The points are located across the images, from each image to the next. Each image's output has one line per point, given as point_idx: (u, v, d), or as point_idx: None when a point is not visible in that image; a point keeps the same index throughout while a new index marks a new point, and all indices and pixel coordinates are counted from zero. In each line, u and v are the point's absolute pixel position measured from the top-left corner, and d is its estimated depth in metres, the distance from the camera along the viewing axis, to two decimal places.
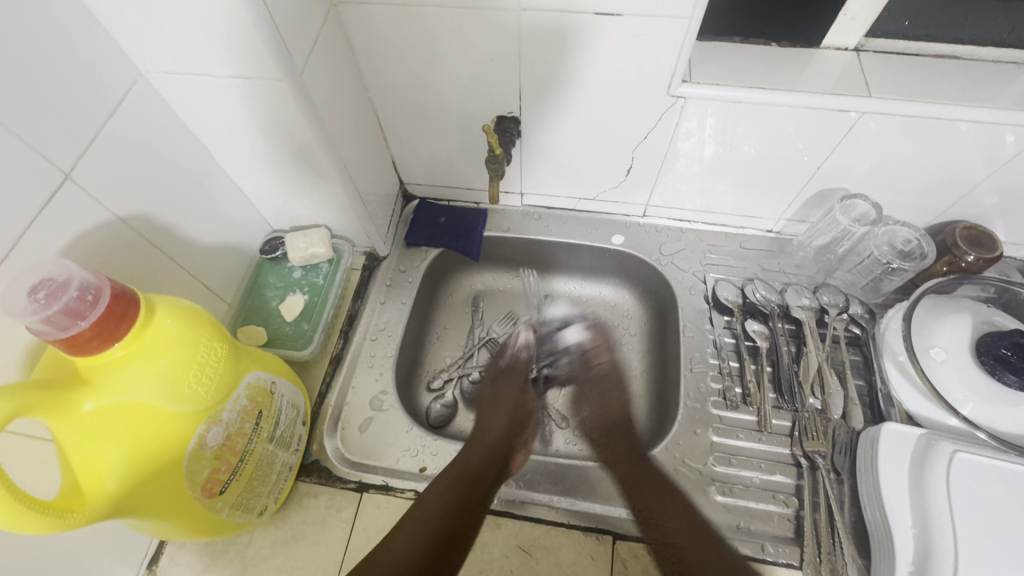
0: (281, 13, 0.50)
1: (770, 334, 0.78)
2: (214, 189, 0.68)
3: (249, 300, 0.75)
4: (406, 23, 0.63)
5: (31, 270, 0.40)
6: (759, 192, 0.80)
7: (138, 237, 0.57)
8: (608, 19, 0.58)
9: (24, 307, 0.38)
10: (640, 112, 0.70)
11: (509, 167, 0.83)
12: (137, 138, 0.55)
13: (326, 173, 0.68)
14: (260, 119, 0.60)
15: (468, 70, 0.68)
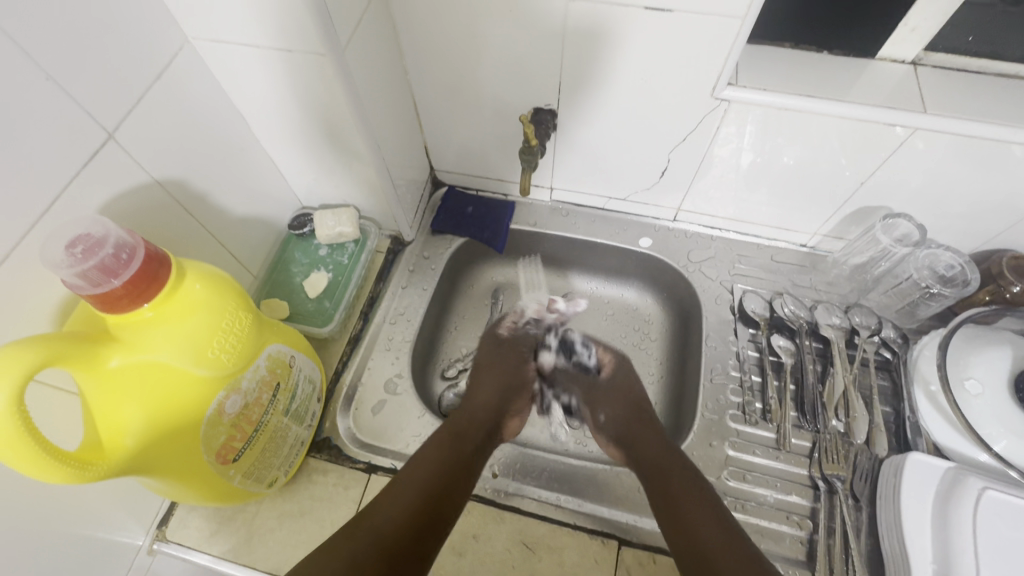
0: None
1: (795, 350, 0.76)
2: (249, 160, 0.68)
3: (274, 273, 0.75)
4: (451, 6, 0.62)
5: (72, 226, 0.41)
6: (797, 205, 0.78)
7: (173, 203, 0.57)
8: (657, 14, 0.57)
9: (61, 261, 0.39)
10: (682, 112, 0.68)
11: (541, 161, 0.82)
12: (180, 104, 0.56)
13: (359, 153, 0.68)
14: (300, 93, 0.60)
15: (509, 58, 0.67)
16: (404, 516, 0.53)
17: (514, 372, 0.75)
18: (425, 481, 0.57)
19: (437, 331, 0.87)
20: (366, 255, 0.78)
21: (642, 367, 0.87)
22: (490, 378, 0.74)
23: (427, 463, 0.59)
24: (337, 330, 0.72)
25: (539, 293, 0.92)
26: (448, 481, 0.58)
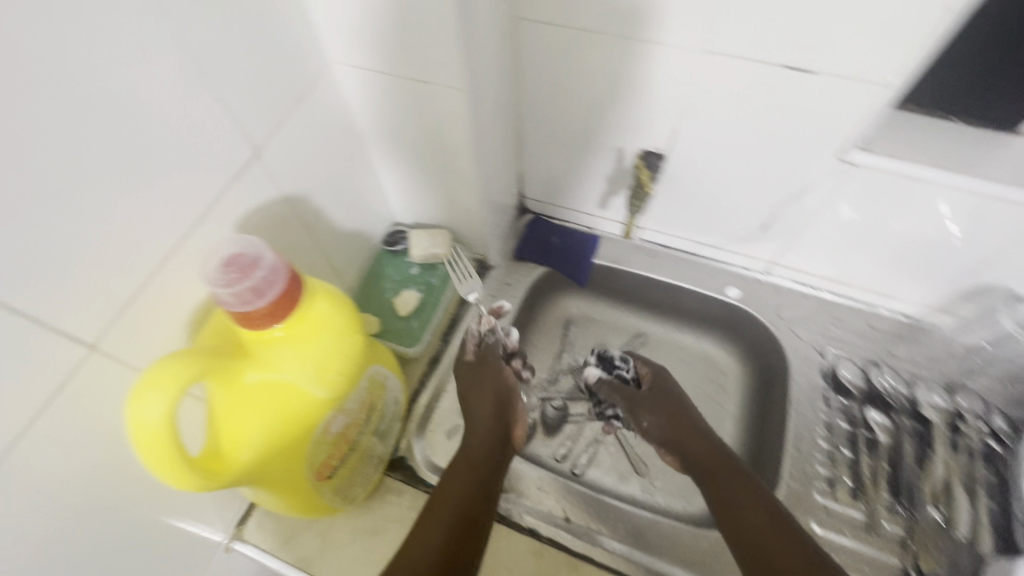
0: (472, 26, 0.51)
1: (892, 427, 0.72)
2: (359, 178, 0.70)
3: (365, 286, 0.76)
4: (577, 47, 0.62)
5: (230, 245, 0.42)
6: (904, 273, 0.74)
7: (293, 218, 0.59)
8: (796, 73, 0.55)
9: (218, 278, 0.41)
10: (799, 170, 0.66)
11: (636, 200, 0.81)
12: (313, 124, 0.58)
13: (465, 180, 0.68)
14: (423, 120, 0.61)
15: (625, 101, 0.67)
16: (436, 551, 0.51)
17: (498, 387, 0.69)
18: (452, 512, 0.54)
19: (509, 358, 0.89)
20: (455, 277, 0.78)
21: (717, 420, 0.84)
22: (484, 401, 0.67)
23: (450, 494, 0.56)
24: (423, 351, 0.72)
25: (611, 332, 0.92)
26: (476, 516, 0.55)
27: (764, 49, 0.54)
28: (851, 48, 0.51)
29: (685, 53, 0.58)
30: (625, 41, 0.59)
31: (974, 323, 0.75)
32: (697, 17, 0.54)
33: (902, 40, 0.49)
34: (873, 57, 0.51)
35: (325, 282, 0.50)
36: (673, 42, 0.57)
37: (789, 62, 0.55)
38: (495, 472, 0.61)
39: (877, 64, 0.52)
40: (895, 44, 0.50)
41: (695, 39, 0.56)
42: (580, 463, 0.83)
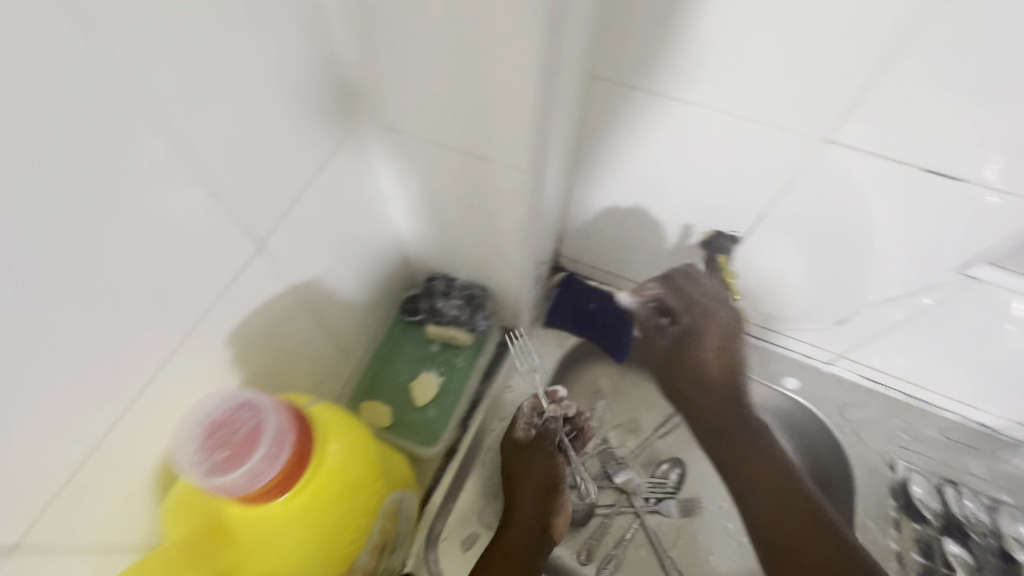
0: (555, 101, 0.39)
1: (974, 567, 0.63)
2: (378, 244, 0.58)
3: (377, 367, 0.64)
4: (658, 116, 0.51)
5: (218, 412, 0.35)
6: (996, 387, 0.65)
7: (296, 305, 0.48)
8: (935, 177, 0.46)
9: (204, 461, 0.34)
10: (898, 272, 0.56)
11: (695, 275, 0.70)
12: (332, 195, 0.46)
13: (508, 259, 0.58)
14: (467, 195, 0.49)
15: (708, 178, 0.56)
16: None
17: (548, 470, 0.64)
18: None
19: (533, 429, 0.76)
20: (483, 358, 0.66)
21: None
22: (531, 492, 0.63)
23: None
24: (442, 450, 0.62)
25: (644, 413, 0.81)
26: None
27: (902, 147, 0.45)
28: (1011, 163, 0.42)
29: (800, 140, 0.48)
30: (725, 117, 0.49)
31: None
32: (825, 104, 0.44)
33: None
34: None
35: (330, 404, 0.44)
36: (787, 127, 0.47)
37: (930, 164, 0.45)
38: (535, 556, 0.59)
39: None
40: None
41: (821, 127, 0.46)
42: (607, 568, 0.73)
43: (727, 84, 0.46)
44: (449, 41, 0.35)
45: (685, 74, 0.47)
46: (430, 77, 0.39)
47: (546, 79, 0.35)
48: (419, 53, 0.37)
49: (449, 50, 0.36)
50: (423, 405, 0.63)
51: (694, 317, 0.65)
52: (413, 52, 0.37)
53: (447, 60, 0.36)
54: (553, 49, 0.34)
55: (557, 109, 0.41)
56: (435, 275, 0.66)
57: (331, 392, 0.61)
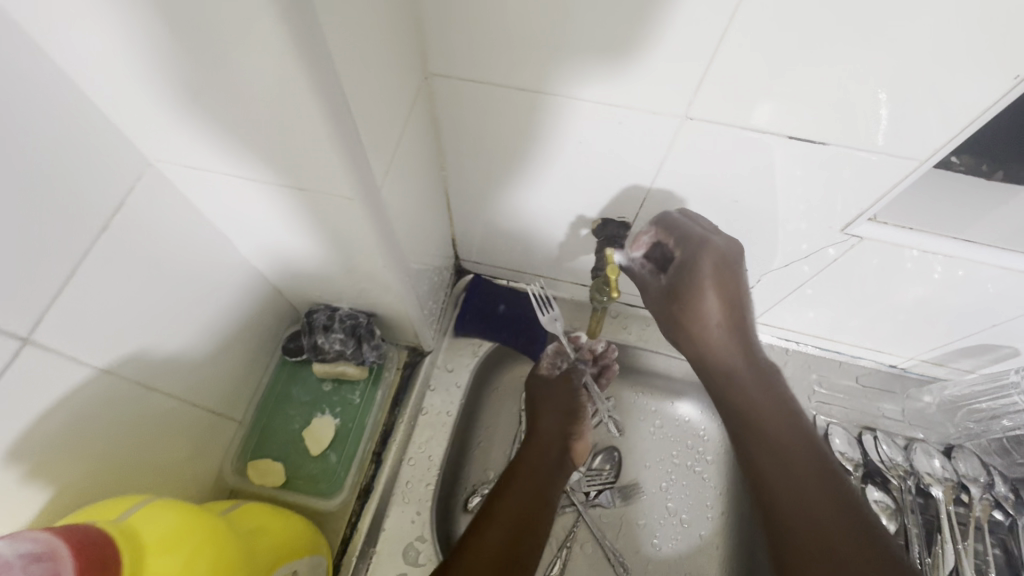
0: (371, 111, 0.35)
1: (896, 508, 0.64)
2: (234, 289, 0.51)
3: (267, 418, 0.61)
4: (514, 108, 0.48)
5: None
6: (897, 332, 0.66)
7: (129, 384, 0.41)
8: (804, 144, 0.45)
9: None
10: (802, 222, 0.54)
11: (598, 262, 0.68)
12: (144, 252, 0.39)
13: (383, 281, 0.53)
14: (310, 227, 0.44)
15: (582, 163, 0.53)
16: (501, 551, 0.50)
17: (569, 395, 0.67)
18: (518, 509, 0.54)
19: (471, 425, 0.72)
20: (382, 392, 0.66)
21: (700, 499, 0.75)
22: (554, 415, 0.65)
23: (503, 514, 0.53)
24: (346, 497, 0.61)
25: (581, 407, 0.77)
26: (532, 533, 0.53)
27: (756, 114, 0.43)
28: (874, 121, 0.41)
29: (659, 119, 0.45)
30: (578, 102, 0.45)
31: (976, 387, 0.67)
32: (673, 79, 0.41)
33: (945, 112, 0.39)
34: (897, 126, 0.41)
35: (159, 507, 0.38)
36: (643, 107, 0.44)
37: (795, 132, 0.44)
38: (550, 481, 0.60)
39: (903, 138, 0.42)
40: (918, 110, 0.40)
41: (677, 106, 0.44)
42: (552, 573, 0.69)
43: (571, 71, 0.43)
44: (205, 70, 0.29)
45: (528, 64, 0.43)
46: (207, 111, 0.32)
47: (336, 107, 0.30)
48: (181, 88, 0.31)
49: (212, 81, 0.29)
50: (321, 453, 0.61)
51: (691, 247, 0.47)
52: (173, 85, 0.30)
53: (214, 92, 0.30)
54: (328, 75, 0.28)
55: (372, 128, 0.35)
56: (316, 304, 0.60)
57: (215, 457, 0.56)
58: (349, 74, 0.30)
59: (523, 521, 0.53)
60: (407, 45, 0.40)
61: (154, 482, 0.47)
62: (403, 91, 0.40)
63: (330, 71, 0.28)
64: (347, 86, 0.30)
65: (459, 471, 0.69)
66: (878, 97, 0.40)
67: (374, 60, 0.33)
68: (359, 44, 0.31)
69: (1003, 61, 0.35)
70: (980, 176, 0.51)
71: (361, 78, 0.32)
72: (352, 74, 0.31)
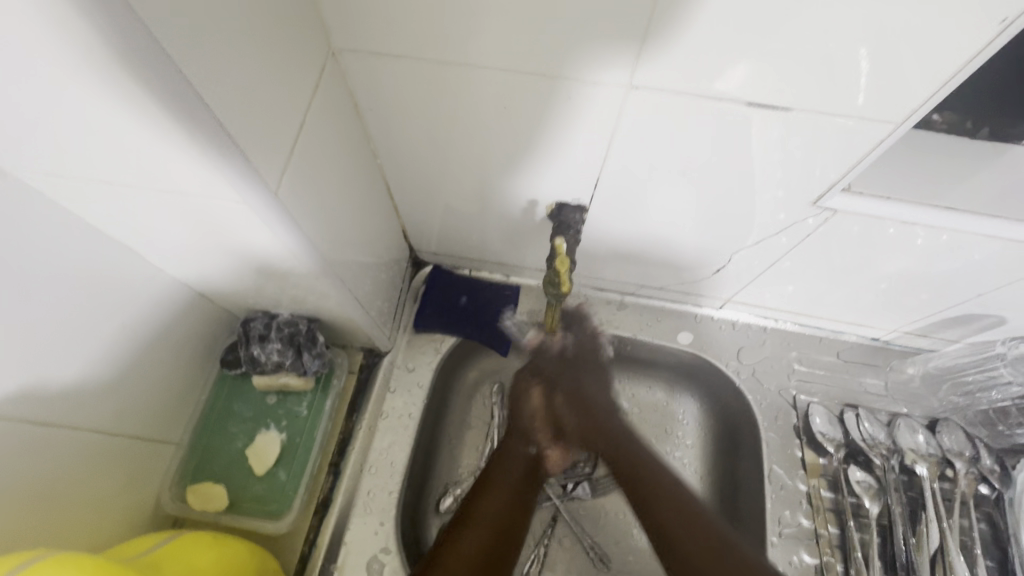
0: (226, 95, 0.30)
1: (878, 487, 0.62)
2: (150, 303, 0.48)
3: (210, 437, 0.59)
4: (441, 85, 0.43)
5: None
6: (878, 304, 0.63)
7: (27, 424, 0.40)
8: (767, 111, 0.40)
9: None
10: (779, 192, 0.49)
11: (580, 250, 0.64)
12: (10, 267, 0.36)
13: (312, 284, 0.48)
14: (214, 236, 0.41)
15: (517, 149, 0.49)
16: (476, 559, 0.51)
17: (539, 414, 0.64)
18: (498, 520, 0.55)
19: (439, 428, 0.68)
20: (332, 401, 0.62)
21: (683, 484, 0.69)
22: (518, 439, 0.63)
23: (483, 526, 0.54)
24: (299, 516, 0.58)
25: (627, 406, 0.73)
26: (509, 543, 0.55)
27: (709, 76, 0.38)
28: (839, 84, 0.37)
29: (601, 90, 0.41)
30: (506, 74, 0.41)
31: (962, 359, 0.65)
32: (608, 43, 0.37)
33: (921, 69, 0.35)
34: (873, 83, 0.37)
35: (60, 559, 0.35)
36: (579, 76, 0.40)
37: (755, 99, 0.40)
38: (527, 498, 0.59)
39: (872, 100, 0.38)
40: (885, 69, 0.35)
41: (617, 74, 0.39)
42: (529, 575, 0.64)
43: (493, 37, 0.38)
44: (39, 75, 0.26)
45: (444, 33, 0.39)
46: (57, 119, 0.29)
47: (189, 102, 0.28)
48: (18, 88, 0.27)
49: (53, 86, 0.27)
50: (267, 471, 0.58)
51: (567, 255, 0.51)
52: (10, 89, 0.27)
53: (58, 101, 0.28)
54: (170, 66, 0.26)
55: (255, 125, 0.33)
56: (253, 313, 0.57)
57: (152, 486, 0.54)
58: (206, 67, 0.29)
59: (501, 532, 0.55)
60: (298, 22, 0.36)
61: (82, 515, 0.46)
62: (299, 82, 0.37)
63: (170, 60, 0.26)
64: (200, 79, 0.28)
65: (428, 471, 0.65)
66: (858, 52, 0.35)
67: (247, 53, 0.31)
68: (224, 35, 0.29)
69: (982, 5, 0.30)
70: (965, 135, 0.49)
71: (230, 72, 0.30)
72: (211, 68, 0.29)
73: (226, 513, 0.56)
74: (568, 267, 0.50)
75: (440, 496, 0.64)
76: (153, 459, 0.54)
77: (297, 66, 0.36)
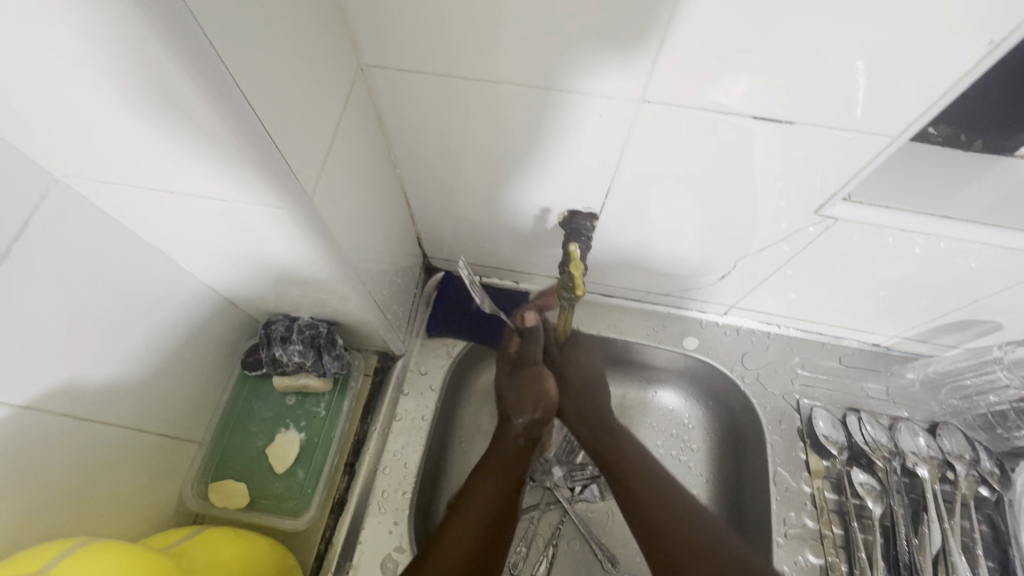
0: (271, 108, 0.32)
1: (881, 489, 0.63)
2: (180, 305, 0.50)
3: (230, 437, 0.60)
4: (462, 99, 0.46)
5: None
6: (880, 310, 0.64)
7: (65, 419, 0.42)
8: (772, 125, 0.43)
9: None
10: (783, 203, 0.51)
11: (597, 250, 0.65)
12: (60, 266, 0.38)
13: (334, 288, 0.50)
14: (246, 241, 0.43)
15: (531, 160, 0.51)
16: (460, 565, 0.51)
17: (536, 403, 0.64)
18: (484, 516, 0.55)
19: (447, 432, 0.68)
20: (349, 402, 0.64)
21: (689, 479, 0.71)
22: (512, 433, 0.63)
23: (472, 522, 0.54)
24: (316, 514, 0.59)
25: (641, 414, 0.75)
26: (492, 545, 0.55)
27: (718, 93, 0.41)
28: (842, 98, 0.39)
29: (615, 104, 0.43)
30: (526, 88, 0.43)
31: (960, 363, 0.67)
32: (625, 60, 0.39)
33: (919, 83, 0.37)
34: (877, 98, 0.39)
35: (105, 547, 0.37)
36: (594, 91, 0.42)
37: (760, 113, 0.42)
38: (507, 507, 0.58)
39: (872, 114, 0.40)
40: (886, 83, 0.38)
41: (630, 89, 0.42)
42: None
43: (513, 53, 0.40)
44: (105, 86, 0.29)
45: (468, 51, 0.41)
46: (115, 127, 0.31)
47: (238, 116, 0.30)
48: (82, 101, 0.30)
49: (117, 97, 0.29)
50: (286, 470, 0.60)
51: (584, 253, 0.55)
52: (76, 101, 0.30)
53: (118, 110, 0.30)
54: (226, 84, 0.28)
55: (295, 138, 0.35)
56: (273, 316, 0.59)
57: (174, 485, 0.55)
58: (255, 84, 0.31)
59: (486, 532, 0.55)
60: (331, 41, 0.38)
61: (109, 511, 0.47)
62: (331, 96, 0.39)
63: (227, 78, 0.28)
64: (249, 94, 0.30)
65: (441, 473, 0.67)
66: (854, 67, 0.37)
67: (289, 71, 0.33)
68: (270, 54, 0.31)
69: (972, 27, 0.33)
70: (960, 148, 0.51)
71: (276, 88, 0.32)
72: (258, 85, 0.31)
73: (245, 510, 0.58)
74: (581, 272, 0.52)
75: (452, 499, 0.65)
76: (175, 458, 0.55)
77: (330, 80, 0.39)
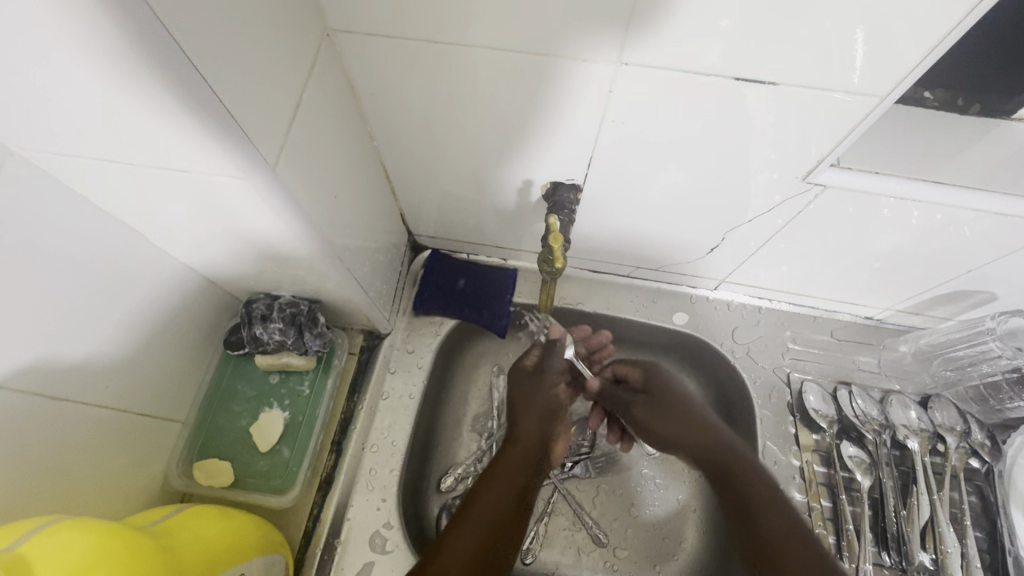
0: (224, 70, 0.31)
1: (870, 462, 0.63)
2: (156, 285, 0.49)
3: (215, 417, 0.60)
4: (433, 64, 0.44)
5: None
6: (872, 284, 0.63)
7: (38, 400, 0.41)
8: (757, 86, 0.41)
9: None
10: (774, 173, 0.50)
11: (583, 223, 0.63)
12: (27, 247, 0.38)
13: (314, 267, 0.50)
14: (218, 218, 0.42)
15: (512, 131, 0.50)
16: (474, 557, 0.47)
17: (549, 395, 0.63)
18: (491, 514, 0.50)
19: (436, 413, 0.69)
20: (333, 380, 0.64)
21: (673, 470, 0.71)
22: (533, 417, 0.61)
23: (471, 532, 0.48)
24: (302, 491, 0.59)
25: None
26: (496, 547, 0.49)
27: (702, 56, 0.39)
28: (829, 59, 0.38)
29: (593, 69, 0.42)
30: (502, 53, 0.42)
31: (952, 335, 0.64)
32: (602, 21, 0.37)
33: (910, 38, 0.35)
34: (867, 59, 0.37)
35: (89, 522, 0.37)
36: (572, 55, 0.41)
37: (742, 74, 0.40)
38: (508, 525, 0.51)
39: (865, 76, 0.38)
40: (880, 42, 0.36)
41: (609, 53, 0.40)
42: (529, 549, 0.65)
43: (485, 16, 0.39)
44: (42, 52, 0.27)
45: (439, 13, 0.39)
46: (58, 96, 0.30)
47: (187, 79, 0.29)
48: (25, 70, 0.28)
49: (54, 62, 0.28)
50: (271, 449, 0.60)
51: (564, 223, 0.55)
52: (15, 68, 0.28)
53: (60, 76, 0.28)
54: (171, 45, 0.27)
55: (254, 104, 0.34)
56: (254, 295, 0.59)
57: (160, 464, 0.56)
58: (205, 45, 0.29)
59: (491, 538, 0.49)
60: (294, 5, 0.37)
61: (91, 490, 0.47)
62: (296, 63, 0.38)
63: (171, 39, 0.27)
64: (200, 57, 0.29)
65: (429, 452, 0.67)
66: (853, 29, 0.35)
67: (244, 30, 0.32)
68: (223, 12, 0.30)
69: None
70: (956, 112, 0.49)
71: (230, 51, 0.31)
72: (210, 49, 0.29)
73: (231, 487, 0.58)
74: (560, 245, 0.51)
75: (442, 478, 0.66)
76: (161, 437, 0.56)
77: (293, 45, 0.37)
